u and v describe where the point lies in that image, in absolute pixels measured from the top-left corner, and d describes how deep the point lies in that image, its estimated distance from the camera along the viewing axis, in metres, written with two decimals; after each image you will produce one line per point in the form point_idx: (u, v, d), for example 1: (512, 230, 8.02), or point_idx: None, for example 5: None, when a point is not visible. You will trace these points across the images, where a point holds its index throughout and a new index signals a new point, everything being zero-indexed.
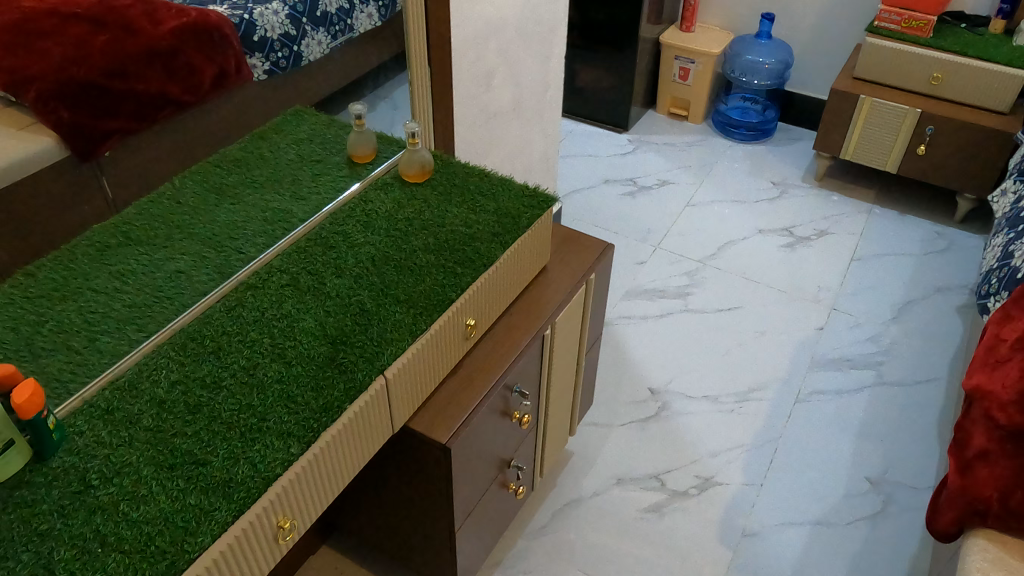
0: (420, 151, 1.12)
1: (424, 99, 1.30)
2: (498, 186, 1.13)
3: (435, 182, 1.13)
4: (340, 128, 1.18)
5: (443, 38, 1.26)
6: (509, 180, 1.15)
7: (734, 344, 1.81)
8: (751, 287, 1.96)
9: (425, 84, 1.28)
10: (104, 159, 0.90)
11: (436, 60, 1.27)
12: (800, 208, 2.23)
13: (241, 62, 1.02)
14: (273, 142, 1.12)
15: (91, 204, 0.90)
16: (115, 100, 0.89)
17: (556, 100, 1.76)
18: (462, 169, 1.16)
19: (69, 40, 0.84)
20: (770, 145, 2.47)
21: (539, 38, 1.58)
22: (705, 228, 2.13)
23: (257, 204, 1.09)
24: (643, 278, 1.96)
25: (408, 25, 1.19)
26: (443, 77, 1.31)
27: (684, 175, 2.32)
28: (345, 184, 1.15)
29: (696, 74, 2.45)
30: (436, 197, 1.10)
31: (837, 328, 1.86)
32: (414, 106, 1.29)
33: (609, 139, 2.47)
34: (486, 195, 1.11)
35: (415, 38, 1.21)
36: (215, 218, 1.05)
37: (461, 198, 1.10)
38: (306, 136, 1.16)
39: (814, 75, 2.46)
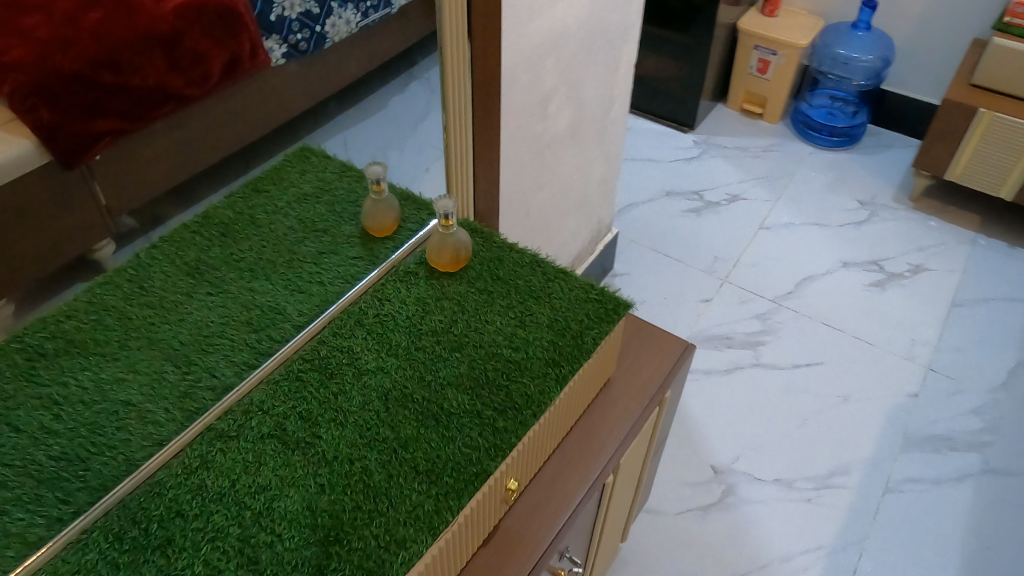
0: (457, 232, 0.86)
1: (460, 145, 1.00)
2: (554, 279, 0.86)
3: (472, 272, 0.87)
4: (352, 182, 0.91)
5: (489, 67, 0.97)
6: (570, 273, 0.87)
7: (813, 412, 1.54)
8: (833, 336, 1.68)
9: (464, 126, 0.99)
10: (94, 164, 0.64)
11: (479, 96, 0.98)
12: (891, 235, 1.93)
13: (258, 43, 0.71)
14: (268, 198, 0.85)
15: (70, 245, 0.66)
16: (99, 97, 0.61)
17: (621, 115, 1.48)
18: (508, 252, 0.89)
19: (54, 17, 0.58)
20: (858, 153, 2.17)
21: (606, 46, 1.30)
22: (781, 258, 1.85)
23: (241, 293, 0.83)
24: (706, 321, 1.69)
25: (445, 51, 0.90)
26: (487, 114, 1.01)
27: (758, 189, 2.03)
28: (354, 268, 0.88)
29: (777, 67, 2.14)
30: (474, 297, 0.84)
31: (936, 395, 1.58)
32: (446, 155, 0.99)
33: (673, 140, 2.19)
34: (539, 293, 0.84)
35: (454, 67, 0.92)
36: (187, 316, 0.79)
37: (506, 299, 0.84)
38: (305, 190, 0.89)
39: (915, 73, 2.14)
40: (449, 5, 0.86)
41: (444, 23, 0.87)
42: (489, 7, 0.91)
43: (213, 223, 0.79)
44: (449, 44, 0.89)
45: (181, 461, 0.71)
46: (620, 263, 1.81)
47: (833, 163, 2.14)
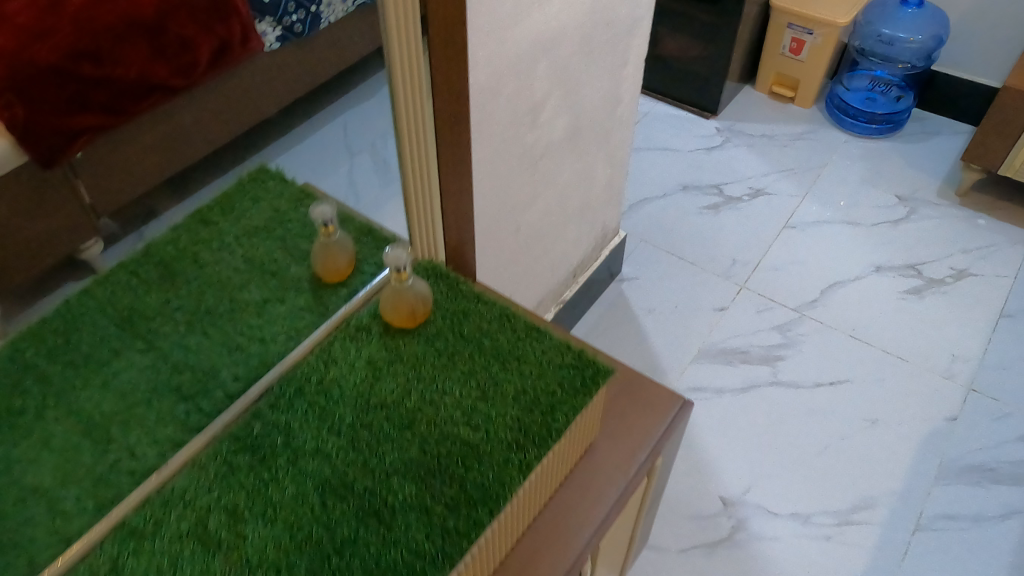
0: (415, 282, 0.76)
1: (422, 182, 0.84)
2: (526, 339, 0.75)
3: (432, 330, 0.76)
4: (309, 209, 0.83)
5: (455, 93, 0.80)
6: (543, 331, 0.76)
7: (836, 437, 1.42)
8: (861, 351, 1.56)
9: (427, 176, 0.84)
10: (77, 161, 0.69)
11: (446, 142, 0.83)
12: (930, 235, 1.79)
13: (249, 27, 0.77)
14: (216, 230, 0.79)
15: (57, 242, 0.67)
16: (84, 88, 0.71)
17: (629, 114, 1.34)
18: (475, 304, 0.78)
19: (40, 9, 0.72)
20: (899, 141, 2.01)
21: (611, 44, 1.17)
22: (807, 262, 1.72)
23: (176, 351, 0.74)
24: (721, 331, 1.57)
25: (398, 97, 0.75)
26: (457, 147, 0.84)
27: (785, 182, 1.90)
28: (301, 318, 0.79)
29: (812, 47, 1.98)
30: (432, 361, 0.74)
31: (974, 420, 1.46)
32: (405, 194, 0.84)
33: (694, 127, 2.06)
34: (506, 357, 0.74)
35: (411, 116, 0.77)
36: (111, 379, 0.71)
37: (467, 364, 0.74)
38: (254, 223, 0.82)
39: (969, 51, 1.98)
40: (396, 23, 0.69)
41: (392, 44, 0.71)
42: (450, 21, 0.74)
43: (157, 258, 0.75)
44: (400, 68, 0.73)
45: (86, 565, 0.60)
46: (630, 265, 1.69)
47: (870, 153, 1.99)
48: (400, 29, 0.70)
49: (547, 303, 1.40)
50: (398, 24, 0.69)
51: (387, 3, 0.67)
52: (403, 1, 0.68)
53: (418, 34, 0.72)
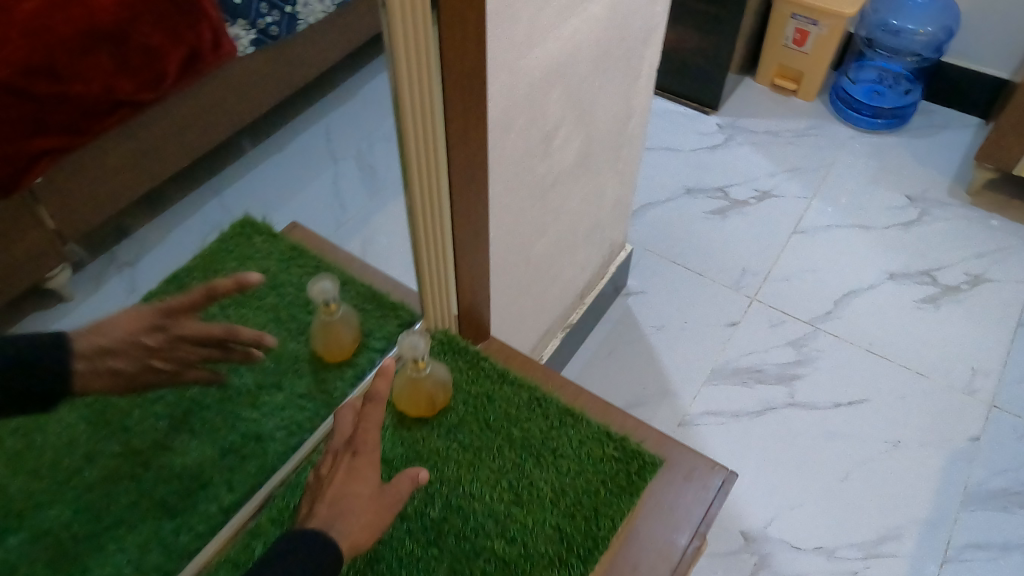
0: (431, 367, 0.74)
1: (435, 238, 0.73)
2: (559, 430, 0.73)
3: (454, 425, 0.72)
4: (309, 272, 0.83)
5: (475, 137, 0.69)
6: (571, 426, 0.74)
7: (856, 462, 1.37)
8: (878, 367, 1.50)
9: (440, 228, 0.73)
10: (38, 185, 0.79)
11: (461, 193, 0.71)
12: (942, 238, 1.72)
13: (219, 33, 0.84)
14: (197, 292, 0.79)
15: (26, 271, 0.76)
16: (43, 108, 0.82)
17: (640, 128, 1.24)
18: (498, 396, 0.75)
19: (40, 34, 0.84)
20: (905, 135, 1.93)
21: (627, 57, 1.05)
22: (818, 270, 1.65)
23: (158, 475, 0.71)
24: (734, 350, 1.50)
25: (408, 143, 0.64)
26: (474, 196, 0.73)
27: (791, 183, 1.83)
28: (301, 412, 0.78)
29: (816, 38, 1.89)
30: (457, 457, 0.70)
31: (998, 439, 1.40)
32: (415, 247, 0.73)
33: (694, 123, 1.98)
34: (540, 451, 0.71)
35: (423, 162, 0.66)
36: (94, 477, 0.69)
37: (497, 460, 0.70)
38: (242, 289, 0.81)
39: (977, 43, 1.90)
40: (408, 57, 0.58)
41: (401, 79, 0.59)
42: (472, 79, 0.64)
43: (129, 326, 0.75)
44: (412, 110, 0.61)
45: None
46: (637, 279, 1.62)
47: (877, 149, 1.91)
48: (412, 68, 0.59)
49: (555, 330, 1.32)
50: (408, 56, 0.58)
51: (396, 34, 0.56)
52: (416, 30, 0.56)
53: (434, 73, 0.60)
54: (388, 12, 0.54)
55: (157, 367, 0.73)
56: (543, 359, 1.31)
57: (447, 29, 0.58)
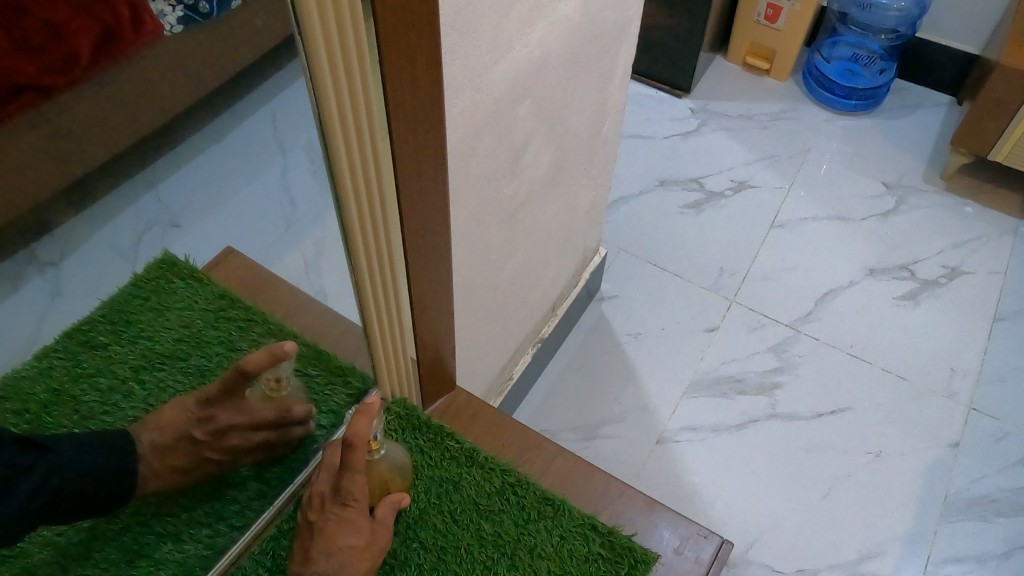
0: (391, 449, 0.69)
1: (386, 290, 0.63)
2: (538, 525, 0.69)
3: (419, 524, 0.69)
4: (240, 330, 0.86)
5: (433, 183, 0.58)
6: (544, 516, 0.69)
7: (837, 477, 1.31)
8: (859, 371, 1.44)
9: (390, 272, 0.62)
10: None
11: (415, 236, 0.60)
12: (922, 228, 1.66)
13: (140, 11, 0.89)
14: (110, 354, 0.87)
15: None
16: None
17: (615, 127, 1.11)
18: (466, 486, 0.71)
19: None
20: (881, 118, 1.86)
21: (600, 54, 0.92)
22: (795, 267, 1.58)
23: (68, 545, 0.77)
24: (713, 356, 1.43)
25: (345, 185, 0.52)
26: (434, 245, 0.63)
27: (768, 173, 1.74)
28: (224, 506, 0.80)
29: (790, 15, 1.79)
30: (419, 561, 0.67)
31: (977, 443, 1.35)
32: (361, 299, 0.63)
33: (666, 108, 1.88)
34: (514, 551, 0.68)
35: (365, 205, 0.54)
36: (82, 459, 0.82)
37: (465, 561, 0.67)
38: (158, 348, 0.87)
39: (956, 19, 1.80)
40: (344, 103, 0.47)
41: (334, 127, 0.48)
42: (424, 109, 0.52)
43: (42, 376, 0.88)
44: (350, 161, 0.51)
45: None
46: (610, 282, 1.52)
47: (853, 133, 1.83)
48: (347, 101, 0.47)
49: (525, 347, 1.21)
50: (341, 99, 0.46)
51: (324, 74, 0.44)
52: (348, 65, 0.45)
53: (376, 105, 0.48)
54: (311, 47, 0.43)
55: (214, 458, 0.80)
56: (513, 378, 1.21)
57: (393, 65, 0.46)
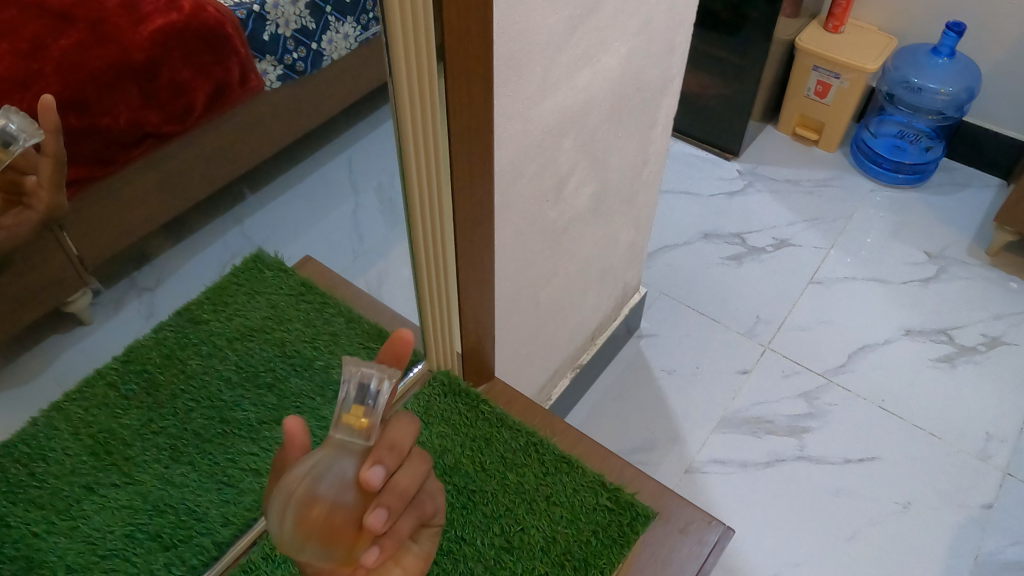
0: (312, 478, 0.47)
1: (435, 265, 0.74)
2: (555, 477, 0.78)
3: (450, 472, 0.77)
4: (316, 309, 0.91)
5: (481, 173, 0.69)
6: (560, 479, 0.78)
7: (864, 522, 1.34)
8: (891, 425, 1.47)
9: (444, 265, 0.74)
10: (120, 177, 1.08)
11: (466, 236, 0.73)
12: (963, 298, 1.69)
13: (248, 68, 1.04)
14: (205, 330, 0.92)
15: None
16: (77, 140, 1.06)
17: (655, 176, 1.23)
18: (496, 445, 0.80)
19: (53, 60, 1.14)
20: (926, 192, 1.92)
21: (641, 107, 1.04)
22: (835, 322, 1.64)
23: (153, 489, 0.78)
24: (743, 399, 1.50)
25: (413, 187, 0.66)
26: (477, 232, 0.74)
27: (811, 234, 1.82)
28: None
29: (839, 91, 1.90)
30: (452, 500, 0.75)
31: (1013, 509, 1.35)
32: (415, 270, 0.74)
33: (715, 169, 2.00)
34: (533, 498, 0.76)
35: (427, 205, 0.68)
36: (165, 405, 0.85)
37: (491, 504, 0.75)
38: (248, 324, 0.91)
39: (1001, 102, 1.87)
40: (412, 89, 0.58)
41: (403, 110, 0.60)
42: (478, 131, 0.65)
43: (139, 363, 0.90)
44: (413, 139, 0.62)
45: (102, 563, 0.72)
46: (649, 321, 1.63)
47: (897, 203, 1.90)
48: (417, 119, 0.60)
49: (563, 370, 1.32)
50: (410, 90, 0.58)
51: (399, 66, 0.56)
52: (421, 89, 0.59)
53: (440, 125, 0.62)
54: (392, 48, 0.55)
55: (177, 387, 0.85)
56: (551, 400, 1.31)
57: (453, 69, 0.58)
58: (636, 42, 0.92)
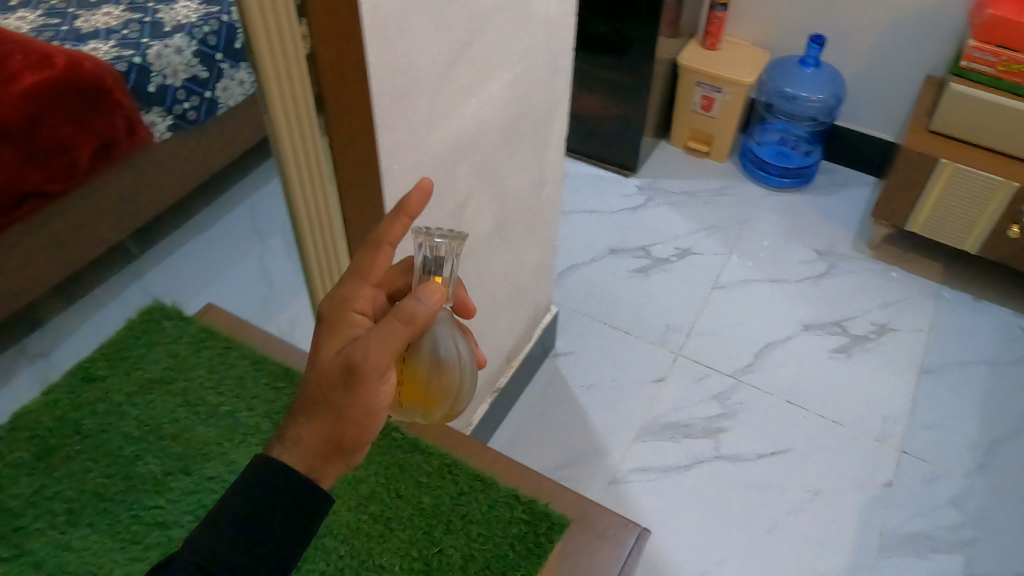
0: (444, 348, 0.67)
1: (327, 268, 0.77)
2: (471, 496, 0.80)
3: (367, 501, 0.78)
4: (220, 356, 0.91)
5: (372, 198, 0.72)
6: (476, 498, 0.79)
7: (780, 514, 1.40)
8: (798, 419, 1.54)
9: (336, 268, 0.78)
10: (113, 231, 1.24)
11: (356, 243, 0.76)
12: (854, 290, 1.79)
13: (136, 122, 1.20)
14: (101, 388, 0.88)
15: None
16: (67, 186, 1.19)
17: (554, 195, 1.27)
18: (411, 471, 0.81)
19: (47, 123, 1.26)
20: (812, 194, 2.04)
21: (531, 131, 1.08)
22: (742, 324, 1.72)
23: (48, 556, 0.72)
24: (661, 406, 1.55)
25: (298, 201, 0.68)
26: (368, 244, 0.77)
27: (709, 242, 1.90)
28: (210, 495, 0.77)
29: (723, 104, 2.00)
30: (369, 530, 0.75)
31: (912, 485, 1.44)
32: (307, 273, 0.77)
33: (616, 186, 2.07)
34: (450, 519, 0.77)
35: (315, 216, 0.70)
36: (61, 472, 0.80)
37: (409, 529, 0.76)
38: (148, 376, 0.89)
39: (868, 107, 2.01)
40: (287, 114, 0.60)
41: (282, 135, 0.61)
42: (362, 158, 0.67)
43: (28, 430, 0.84)
44: (295, 161, 0.64)
45: None
46: (564, 339, 1.67)
47: (786, 207, 2.01)
48: (297, 142, 0.62)
49: (481, 395, 1.33)
50: (288, 114, 0.60)
51: (272, 93, 0.58)
52: (298, 113, 0.60)
53: (321, 143, 0.64)
54: (270, 100, 0.58)
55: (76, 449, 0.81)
56: (472, 424, 1.32)
57: (330, 93, 0.61)
58: (518, 69, 0.95)
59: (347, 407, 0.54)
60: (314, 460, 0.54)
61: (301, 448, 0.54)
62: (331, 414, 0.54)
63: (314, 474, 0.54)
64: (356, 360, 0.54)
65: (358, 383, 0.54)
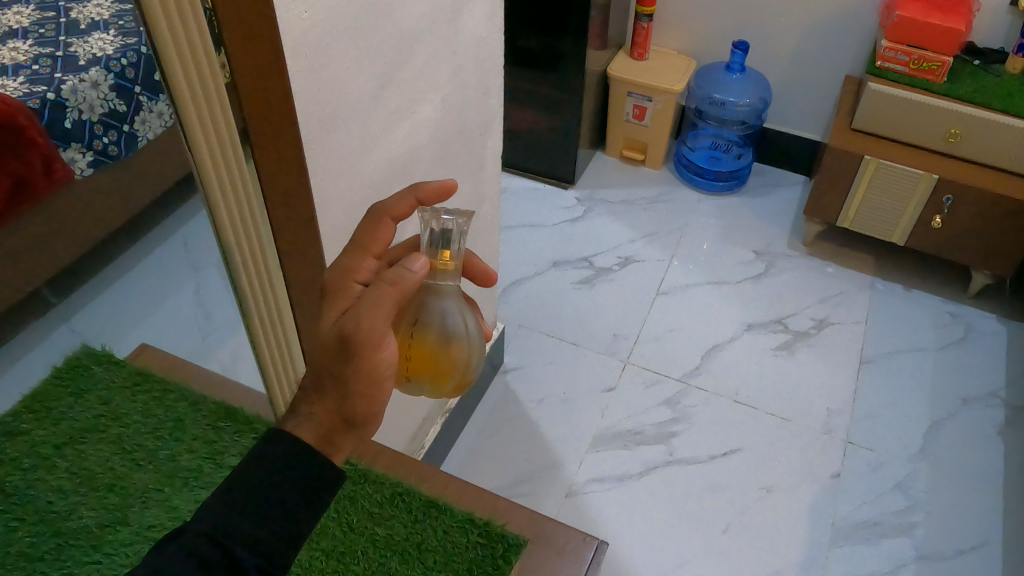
0: (453, 320, 0.68)
1: (272, 323, 0.71)
2: (425, 523, 0.80)
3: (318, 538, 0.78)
4: (155, 399, 0.75)
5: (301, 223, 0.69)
6: (430, 523, 0.80)
7: (735, 514, 1.41)
8: (747, 418, 1.56)
9: (280, 322, 0.72)
10: None
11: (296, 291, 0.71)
12: (792, 288, 1.83)
13: None
14: (27, 440, 0.66)
15: None
16: None
17: (494, 212, 1.26)
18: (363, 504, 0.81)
19: None
20: (746, 196, 2.08)
21: (466, 150, 1.08)
22: (686, 328, 1.74)
23: None
24: (613, 414, 1.56)
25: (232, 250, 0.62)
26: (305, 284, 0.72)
27: (650, 249, 1.93)
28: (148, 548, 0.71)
29: (655, 112, 2.03)
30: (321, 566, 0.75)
31: (858, 474, 1.47)
32: (251, 337, 0.70)
33: (556, 199, 2.08)
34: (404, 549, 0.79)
35: (251, 266, 0.65)
36: None
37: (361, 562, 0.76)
38: (78, 425, 0.70)
39: (793, 109, 2.07)
40: (211, 147, 0.55)
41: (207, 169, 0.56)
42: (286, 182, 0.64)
43: None
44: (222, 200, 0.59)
45: None
46: (513, 355, 1.66)
47: (723, 210, 2.04)
48: (222, 176, 0.57)
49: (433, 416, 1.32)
50: (211, 148, 0.55)
51: (192, 122, 0.53)
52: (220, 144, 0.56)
53: (248, 179, 0.60)
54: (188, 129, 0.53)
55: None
56: (426, 446, 1.30)
57: (251, 115, 0.57)
58: (450, 89, 0.95)
59: (349, 377, 0.55)
60: (327, 433, 0.55)
61: (310, 421, 0.55)
62: (335, 385, 0.56)
63: (327, 447, 0.54)
64: (350, 329, 0.55)
65: (352, 350, 0.55)
